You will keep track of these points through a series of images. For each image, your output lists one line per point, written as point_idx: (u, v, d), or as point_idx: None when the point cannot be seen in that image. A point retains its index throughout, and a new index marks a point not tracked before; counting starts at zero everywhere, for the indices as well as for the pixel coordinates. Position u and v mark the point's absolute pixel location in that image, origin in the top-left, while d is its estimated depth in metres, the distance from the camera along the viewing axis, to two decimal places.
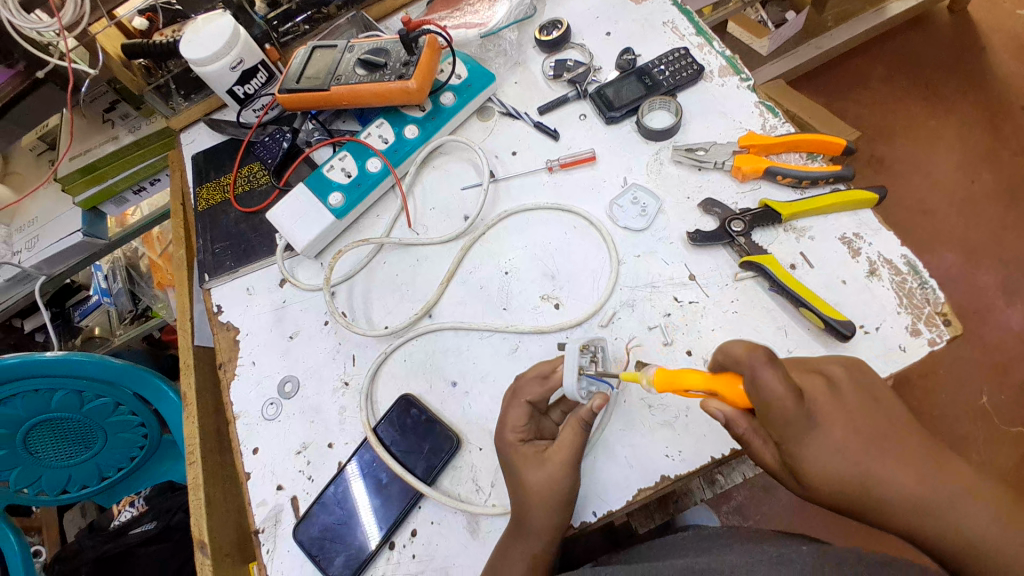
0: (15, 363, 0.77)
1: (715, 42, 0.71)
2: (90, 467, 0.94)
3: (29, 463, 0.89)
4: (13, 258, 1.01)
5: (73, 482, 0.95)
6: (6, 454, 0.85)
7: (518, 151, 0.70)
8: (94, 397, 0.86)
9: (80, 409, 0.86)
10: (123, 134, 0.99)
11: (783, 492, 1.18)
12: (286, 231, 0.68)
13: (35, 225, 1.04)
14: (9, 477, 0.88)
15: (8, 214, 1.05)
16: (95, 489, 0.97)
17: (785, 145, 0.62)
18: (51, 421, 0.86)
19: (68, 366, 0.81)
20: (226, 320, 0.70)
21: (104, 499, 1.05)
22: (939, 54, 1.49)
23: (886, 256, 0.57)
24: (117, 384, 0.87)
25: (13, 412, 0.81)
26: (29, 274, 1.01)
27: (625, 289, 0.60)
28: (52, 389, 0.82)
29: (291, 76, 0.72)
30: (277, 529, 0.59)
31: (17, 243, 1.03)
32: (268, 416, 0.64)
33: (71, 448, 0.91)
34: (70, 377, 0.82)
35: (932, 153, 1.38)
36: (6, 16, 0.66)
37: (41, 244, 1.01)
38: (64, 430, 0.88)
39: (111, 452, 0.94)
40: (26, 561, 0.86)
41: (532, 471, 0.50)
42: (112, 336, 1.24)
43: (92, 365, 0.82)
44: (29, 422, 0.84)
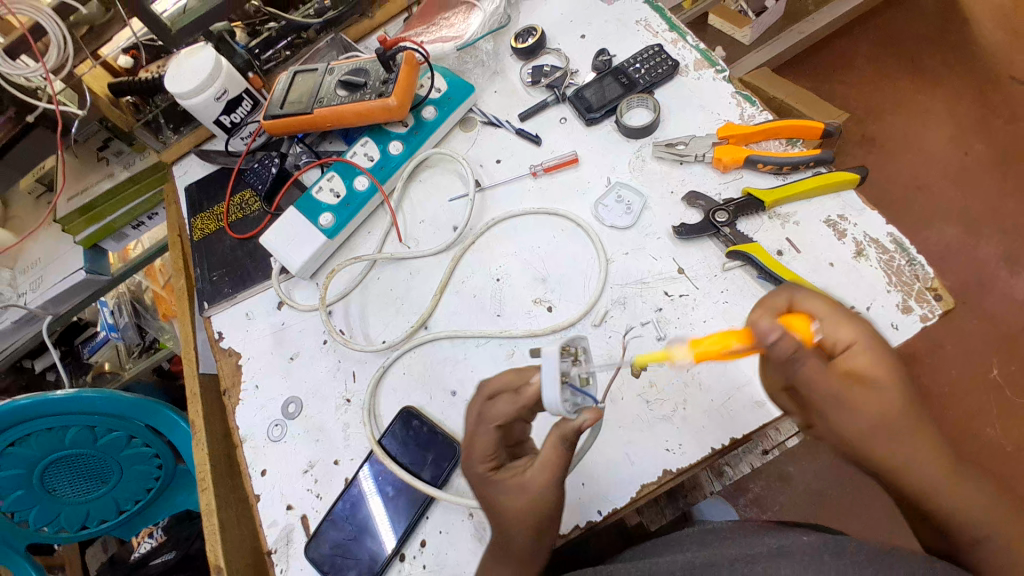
0: (25, 405, 0.78)
1: (689, 36, 0.72)
2: (107, 502, 0.95)
3: (47, 501, 0.90)
4: (18, 300, 1.03)
5: (92, 518, 0.96)
6: (24, 493, 0.87)
7: (502, 159, 0.71)
8: (107, 431, 0.88)
9: (94, 445, 0.88)
10: (118, 170, 1.01)
11: (801, 480, 1.17)
12: (279, 254, 0.69)
13: (38, 266, 1.06)
14: (30, 515, 0.90)
15: (10, 256, 1.07)
16: (114, 522, 0.99)
17: (764, 133, 0.63)
18: (66, 458, 0.87)
19: (79, 403, 0.82)
20: (228, 345, 0.71)
21: (122, 532, 1.06)
22: (922, 31, 1.50)
23: (872, 236, 0.57)
24: (129, 417, 0.88)
25: (28, 452, 0.83)
26: (36, 315, 1.04)
27: (616, 287, 0.60)
28: (64, 427, 0.84)
29: (275, 101, 0.74)
30: (289, 549, 0.59)
31: (21, 286, 1.05)
32: (274, 437, 0.64)
33: (86, 484, 0.92)
34: (82, 414, 0.84)
35: (921, 129, 1.38)
36: None
37: (45, 284, 1.03)
38: (78, 467, 0.89)
39: (127, 484, 0.95)
40: None
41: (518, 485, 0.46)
42: (122, 370, 1.28)
43: (103, 401, 0.83)
44: (43, 462, 0.86)
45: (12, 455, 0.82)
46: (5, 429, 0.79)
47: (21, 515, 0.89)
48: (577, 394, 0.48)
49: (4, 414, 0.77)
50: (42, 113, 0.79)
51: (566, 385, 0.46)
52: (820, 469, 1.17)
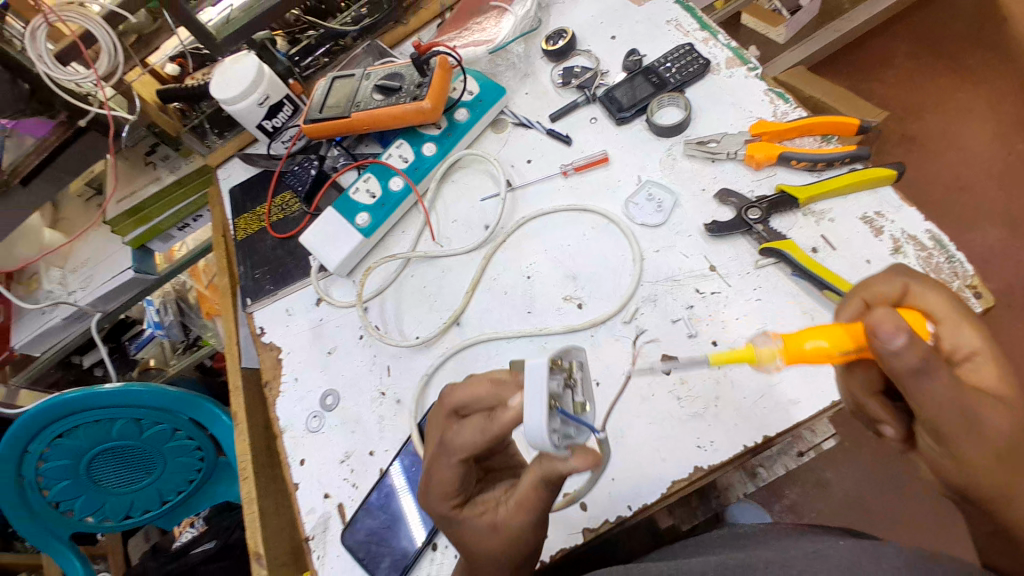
0: (74, 398, 0.84)
1: (721, 35, 0.72)
2: (152, 492, 1.00)
3: (94, 491, 0.96)
4: (68, 297, 1.10)
5: (136, 507, 1.01)
6: (70, 483, 0.92)
7: (533, 159, 0.72)
8: (152, 424, 0.93)
9: (140, 436, 0.93)
10: (164, 174, 1.07)
11: (838, 487, 1.14)
12: (318, 252, 0.72)
13: (88, 266, 1.13)
14: (75, 504, 0.95)
15: (60, 256, 1.14)
16: (156, 512, 1.03)
17: (798, 130, 0.62)
18: (112, 449, 0.93)
19: (125, 396, 0.87)
20: (269, 340, 0.74)
21: (166, 522, 1.11)
22: (965, 26, 1.44)
23: (910, 233, 0.56)
24: (173, 411, 0.92)
25: (77, 442, 0.89)
26: (85, 311, 1.11)
27: (647, 284, 0.61)
28: (112, 419, 0.89)
29: (315, 106, 0.77)
30: (326, 536, 0.61)
31: (71, 283, 1.12)
32: (312, 428, 0.67)
33: (132, 475, 0.97)
34: (129, 407, 0.89)
35: (964, 127, 1.33)
36: (43, 71, 0.71)
37: (94, 283, 1.10)
38: (124, 458, 0.94)
39: (170, 476, 1.00)
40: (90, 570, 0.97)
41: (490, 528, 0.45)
42: (168, 366, 1.32)
43: (148, 394, 0.88)
44: (91, 452, 0.91)
45: (59, 446, 0.87)
46: (55, 420, 0.85)
47: (66, 504, 0.94)
48: (570, 422, 0.42)
49: (54, 405, 0.83)
50: (93, 119, 0.81)
51: (555, 408, 0.40)
52: (856, 476, 1.14)
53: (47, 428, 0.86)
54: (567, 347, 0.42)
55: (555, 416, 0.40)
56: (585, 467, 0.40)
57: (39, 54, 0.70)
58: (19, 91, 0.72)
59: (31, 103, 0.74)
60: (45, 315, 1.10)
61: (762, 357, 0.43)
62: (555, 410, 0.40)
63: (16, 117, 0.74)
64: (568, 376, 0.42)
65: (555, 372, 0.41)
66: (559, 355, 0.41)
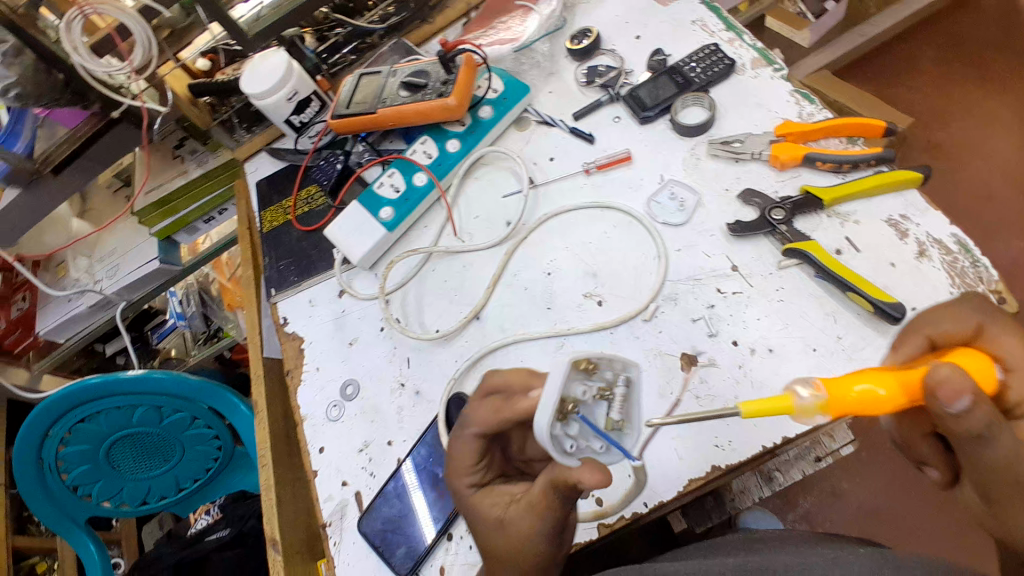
0: (96, 383, 0.86)
1: (746, 36, 0.72)
2: (169, 478, 1.03)
3: (112, 476, 0.98)
4: (95, 285, 1.13)
5: (153, 493, 1.04)
6: (90, 467, 0.94)
7: (555, 157, 0.73)
8: (173, 412, 0.95)
9: (160, 423, 0.95)
10: (192, 168, 1.09)
11: (853, 498, 1.13)
12: (343, 245, 0.73)
13: (113, 255, 1.16)
14: (94, 489, 0.97)
15: (89, 245, 1.18)
16: (173, 499, 1.06)
17: (824, 131, 0.62)
18: (132, 435, 0.95)
19: (147, 383, 0.89)
20: (292, 330, 0.75)
21: (182, 509, 1.14)
22: (996, 32, 1.41)
23: (935, 236, 0.55)
24: (194, 399, 0.95)
25: (99, 427, 0.91)
26: (110, 299, 1.15)
27: (669, 282, 0.61)
28: (134, 405, 0.91)
29: (342, 102, 0.78)
30: (343, 523, 0.63)
31: (97, 272, 1.15)
32: (333, 417, 0.68)
33: (150, 461, 0.99)
34: (150, 394, 0.91)
35: (993, 135, 1.31)
36: (78, 62, 0.72)
37: (120, 273, 1.14)
38: (142, 443, 0.97)
39: (188, 463, 1.03)
40: (104, 554, 0.99)
41: (497, 524, 0.46)
42: (187, 356, 1.39)
43: (169, 382, 0.90)
44: (112, 437, 0.94)
45: (81, 430, 0.90)
46: (78, 405, 0.88)
47: (84, 488, 0.97)
48: (594, 437, 0.41)
49: (77, 390, 0.85)
50: (125, 110, 0.83)
51: (572, 414, 0.40)
52: (872, 488, 1.13)
53: (71, 412, 0.88)
54: (603, 355, 0.40)
55: (571, 422, 0.40)
56: (591, 484, 0.39)
57: (76, 45, 0.71)
58: (54, 80, 0.73)
59: (66, 94, 0.75)
60: (71, 304, 1.13)
61: (799, 410, 0.39)
62: (573, 416, 0.40)
63: (52, 106, 0.76)
64: (601, 390, 0.41)
65: (585, 379, 0.40)
66: (592, 360, 0.40)
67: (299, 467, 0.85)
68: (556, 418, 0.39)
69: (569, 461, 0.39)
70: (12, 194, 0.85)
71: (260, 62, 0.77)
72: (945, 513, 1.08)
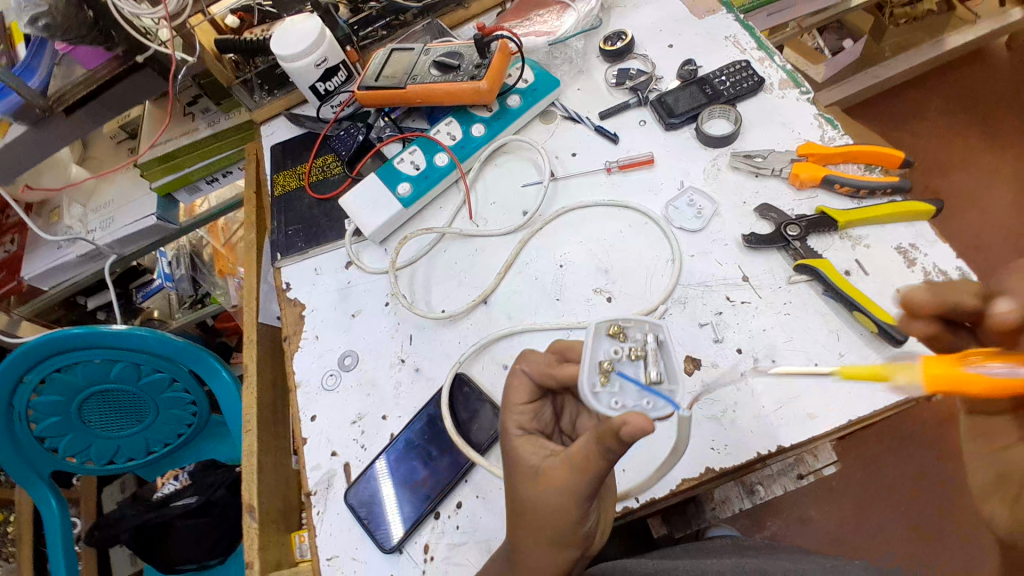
0: (77, 334, 0.84)
1: (777, 56, 0.73)
2: (139, 440, 1.01)
3: (81, 431, 0.96)
4: (87, 235, 1.11)
5: (121, 454, 1.01)
6: (60, 420, 0.92)
7: (578, 152, 0.73)
8: (152, 371, 0.93)
9: (137, 382, 0.93)
10: (202, 128, 1.08)
11: (820, 525, 1.15)
12: (357, 216, 0.73)
13: (110, 207, 1.14)
14: (62, 443, 0.94)
15: (85, 194, 1.16)
16: (140, 462, 1.04)
17: (845, 156, 0.63)
18: (107, 391, 0.93)
19: (130, 339, 0.87)
20: (294, 296, 0.75)
21: (147, 472, 1.12)
22: (1002, 89, 1.47)
23: (942, 268, 0.57)
24: (175, 361, 0.93)
25: (75, 379, 0.89)
26: (101, 251, 1.12)
27: (679, 286, 0.62)
28: (113, 361, 0.89)
29: (370, 74, 0.78)
30: (328, 493, 0.62)
31: (91, 222, 1.13)
32: (328, 386, 0.68)
33: (122, 420, 0.97)
34: (130, 350, 0.89)
35: (990, 189, 1.35)
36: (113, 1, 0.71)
37: (114, 225, 1.11)
38: (117, 400, 0.95)
39: (160, 427, 1.01)
40: (65, 511, 0.94)
41: (535, 472, 0.45)
42: (171, 318, 1.36)
43: (151, 340, 0.89)
44: (87, 390, 0.91)
45: (55, 380, 0.88)
46: (55, 354, 0.85)
47: (53, 441, 0.94)
48: (643, 395, 0.42)
49: (57, 339, 0.83)
50: (151, 56, 0.81)
51: (610, 373, 0.42)
52: (840, 518, 1.14)
53: (47, 361, 0.85)
54: (631, 319, 0.43)
55: (611, 381, 0.42)
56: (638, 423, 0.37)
57: None
58: (84, 17, 0.72)
59: (93, 31, 0.74)
60: (60, 252, 1.11)
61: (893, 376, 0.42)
62: (612, 377, 0.42)
63: (76, 43, 0.74)
64: (635, 350, 0.43)
65: (616, 341, 0.43)
66: (618, 324, 0.43)
67: (282, 437, 0.83)
68: (596, 379, 0.42)
69: (611, 414, 0.41)
70: (17, 130, 0.83)
71: (294, 23, 0.77)
72: (915, 542, 1.10)
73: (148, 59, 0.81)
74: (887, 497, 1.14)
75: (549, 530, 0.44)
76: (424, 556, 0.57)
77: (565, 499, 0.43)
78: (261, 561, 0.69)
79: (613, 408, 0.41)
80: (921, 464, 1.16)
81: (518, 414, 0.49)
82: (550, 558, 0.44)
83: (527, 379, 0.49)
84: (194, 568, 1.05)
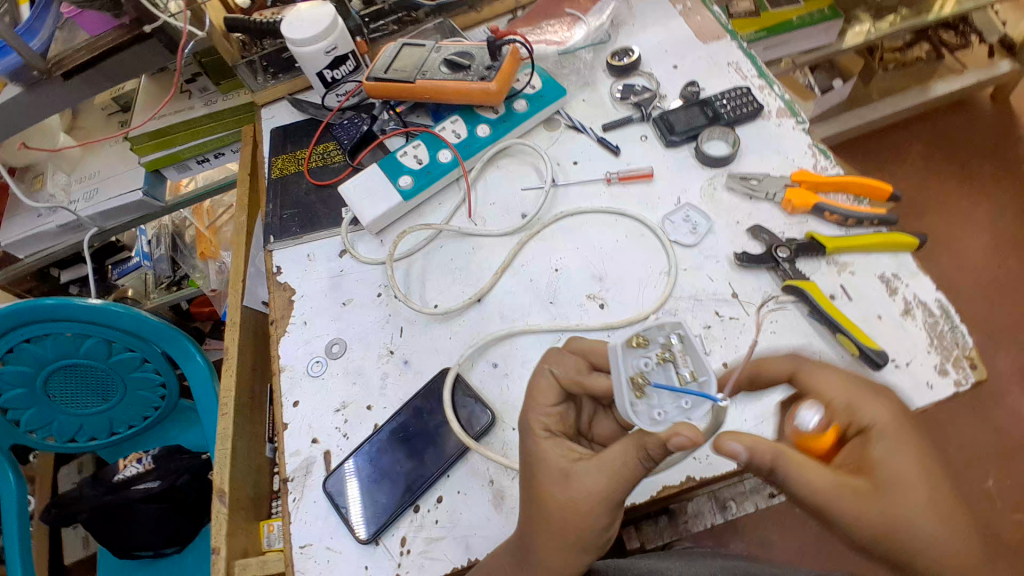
0: (52, 305, 0.82)
1: (775, 86, 0.76)
2: (104, 420, 0.97)
3: (45, 406, 0.92)
4: (69, 205, 1.08)
5: (83, 432, 0.97)
6: (24, 392, 0.88)
7: (579, 161, 0.75)
8: (123, 350, 0.90)
9: (106, 360, 0.90)
10: (198, 106, 1.06)
11: (782, 548, 1.17)
12: (355, 205, 0.73)
13: (95, 178, 1.11)
14: (23, 416, 0.90)
15: (70, 164, 1.13)
16: (103, 442, 1.00)
17: (835, 185, 0.66)
18: (75, 368, 0.90)
19: (105, 314, 0.85)
20: (284, 280, 0.74)
21: (108, 454, 1.09)
22: (978, 140, 1.54)
23: (921, 299, 0.59)
24: (149, 341, 0.91)
25: (42, 351, 0.86)
26: (82, 223, 1.09)
27: (671, 299, 0.63)
28: (84, 336, 0.86)
29: (379, 67, 0.78)
30: (306, 479, 0.61)
31: (74, 193, 1.10)
32: (313, 373, 0.67)
33: (87, 399, 0.94)
34: (104, 326, 0.87)
35: (963, 235, 1.41)
36: None
37: (98, 197, 1.09)
38: (84, 377, 0.91)
39: (126, 408, 0.97)
40: (21, 487, 0.90)
41: (563, 475, 0.45)
42: (145, 299, 1.32)
43: (127, 318, 0.86)
44: (54, 365, 0.88)
45: (23, 351, 0.84)
46: (26, 323, 0.82)
47: (14, 414, 0.90)
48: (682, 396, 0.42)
49: (30, 309, 0.81)
50: (159, 27, 0.79)
51: (645, 387, 0.42)
52: (801, 543, 1.17)
53: (16, 330, 0.83)
54: (650, 326, 0.44)
55: (647, 395, 0.42)
56: (688, 437, 0.39)
57: None
58: None
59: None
60: (40, 219, 1.08)
61: None
62: (647, 390, 0.42)
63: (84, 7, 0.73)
64: (661, 354, 0.43)
65: (641, 352, 0.44)
66: (640, 334, 0.43)
67: (258, 423, 0.82)
68: (632, 396, 0.42)
69: (657, 429, 0.41)
70: (12, 91, 0.81)
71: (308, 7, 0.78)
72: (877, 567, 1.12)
73: (155, 28, 0.79)
74: None
75: (551, 524, 0.44)
76: (401, 549, 0.56)
77: (596, 507, 0.43)
78: (228, 547, 0.67)
79: (658, 422, 0.41)
80: None
81: (544, 415, 0.49)
82: (537, 552, 0.45)
83: (554, 381, 0.50)
84: (149, 555, 1.00)
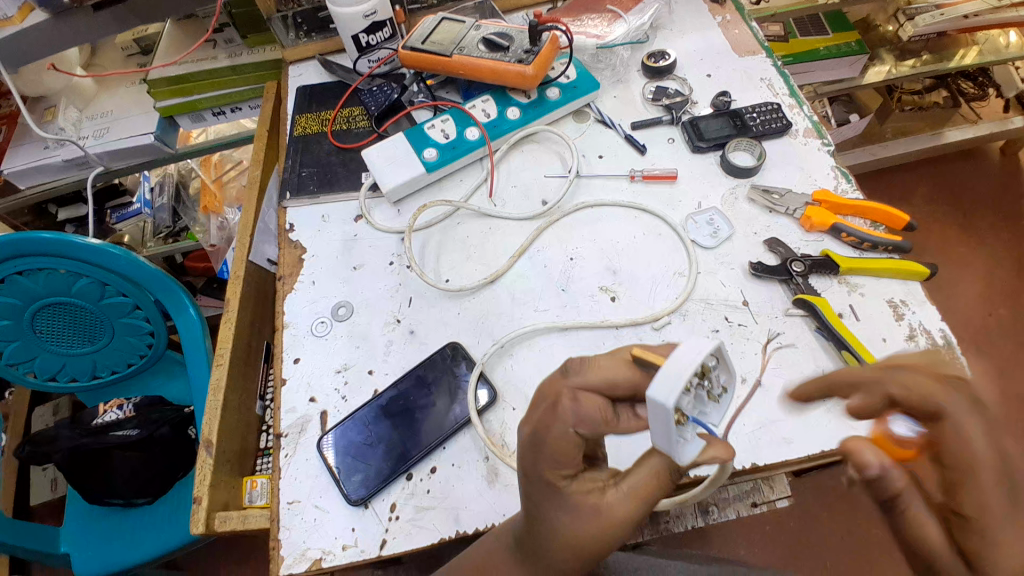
0: (50, 240, 0.78)
1: (805, 106, 0.77)
2: (87, 362, 0.94)
3: (30, 341, 0.88)
4: (78, 140, 1.05)
5: (65, 373, 0.94)
6: (9, 325, 0.84)
7: (604, 156, 0.75)
8: (116, 294, 0.88)
9: (97, 302, 0.87)
10: (222, 56, 1.06)
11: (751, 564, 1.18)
12: (377, 171, 0.72)
13: (108, 117, 1.09)
14: (5, 350, 0.87)
15: (83, 100, 1.11)
16: (83, 385, 0.97)
17: (854, 209, 0.67)
18: (63, 307, 0.86)
19: (104, 256, 0.82)
20: (296, 238, 0.73)
21: (88, 397, 1.06)
22: (982, 190, 1.57)
23: (926, 327, 0.60)
24: (144, 288, 0.89)
25: (33, 286, 0.82)
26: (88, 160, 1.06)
27: (688, 302, 0.64)
28: (78, 275, 0.84)
29: (418, 37, 0.78)
30: (300, 438, 0.61)
31: (85, 130, 1.08)
32: (317, 332, 0.67)
33: (74, 339, 0.91)
34: (99, 268, 0.84)
35: (959, 278, 1.44)
36: None
37: (109, 136, 1.07)
38: (72, 317, 0.88)
39: (111, 353, 0.95)
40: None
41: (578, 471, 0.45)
42: (142, 246, 1.28)
43: (124, 262, 0.84)
44: (43, 302, 0.85)
45: (13, 283, 0.81)
46: (22, 255, 0.79)
47: None
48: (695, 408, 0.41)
49: (26, 241, 0.77)
50: None
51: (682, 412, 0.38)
52: (771, 558, 1.18)
53: (10, 261, 0.79)
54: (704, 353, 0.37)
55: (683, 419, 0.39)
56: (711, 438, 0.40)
57: None
58: None
59: None
60: (46, 152, 1.05)
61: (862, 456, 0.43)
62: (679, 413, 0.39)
63: None
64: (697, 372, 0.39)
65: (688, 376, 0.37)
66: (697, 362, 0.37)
67: (251, 380, 0.81)
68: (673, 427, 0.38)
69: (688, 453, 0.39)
70: (38, 17, 0.80)
71: None
72: None
73: None
74: (820, 545, 1.18)
75: None
76: (390, 515, 0.56)
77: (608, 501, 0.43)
78: (209, 498, 0.66)
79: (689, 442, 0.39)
80: (861, 519, 1.19)
81: None
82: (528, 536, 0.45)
83: None
84: (119, 504, 0.96)
